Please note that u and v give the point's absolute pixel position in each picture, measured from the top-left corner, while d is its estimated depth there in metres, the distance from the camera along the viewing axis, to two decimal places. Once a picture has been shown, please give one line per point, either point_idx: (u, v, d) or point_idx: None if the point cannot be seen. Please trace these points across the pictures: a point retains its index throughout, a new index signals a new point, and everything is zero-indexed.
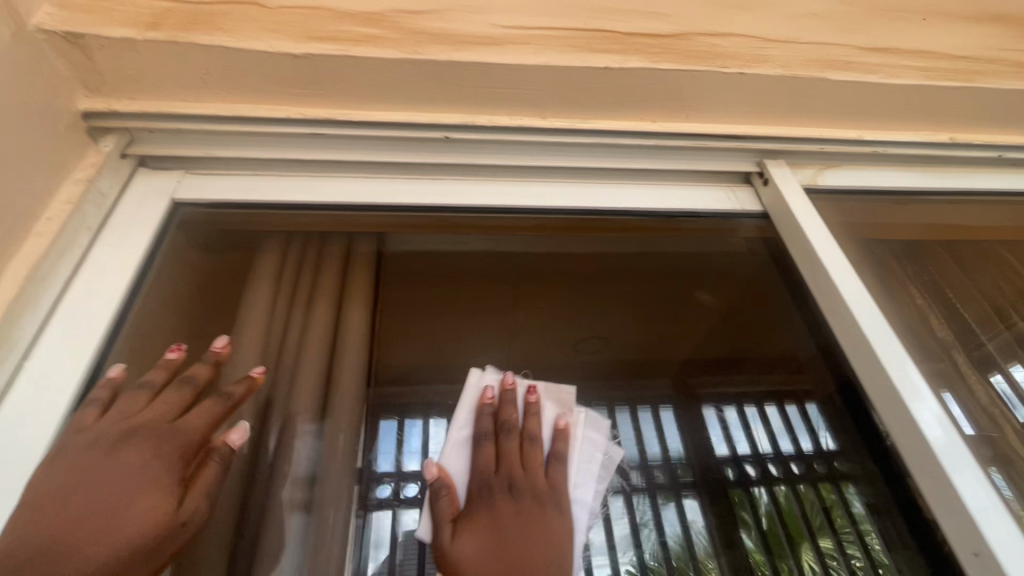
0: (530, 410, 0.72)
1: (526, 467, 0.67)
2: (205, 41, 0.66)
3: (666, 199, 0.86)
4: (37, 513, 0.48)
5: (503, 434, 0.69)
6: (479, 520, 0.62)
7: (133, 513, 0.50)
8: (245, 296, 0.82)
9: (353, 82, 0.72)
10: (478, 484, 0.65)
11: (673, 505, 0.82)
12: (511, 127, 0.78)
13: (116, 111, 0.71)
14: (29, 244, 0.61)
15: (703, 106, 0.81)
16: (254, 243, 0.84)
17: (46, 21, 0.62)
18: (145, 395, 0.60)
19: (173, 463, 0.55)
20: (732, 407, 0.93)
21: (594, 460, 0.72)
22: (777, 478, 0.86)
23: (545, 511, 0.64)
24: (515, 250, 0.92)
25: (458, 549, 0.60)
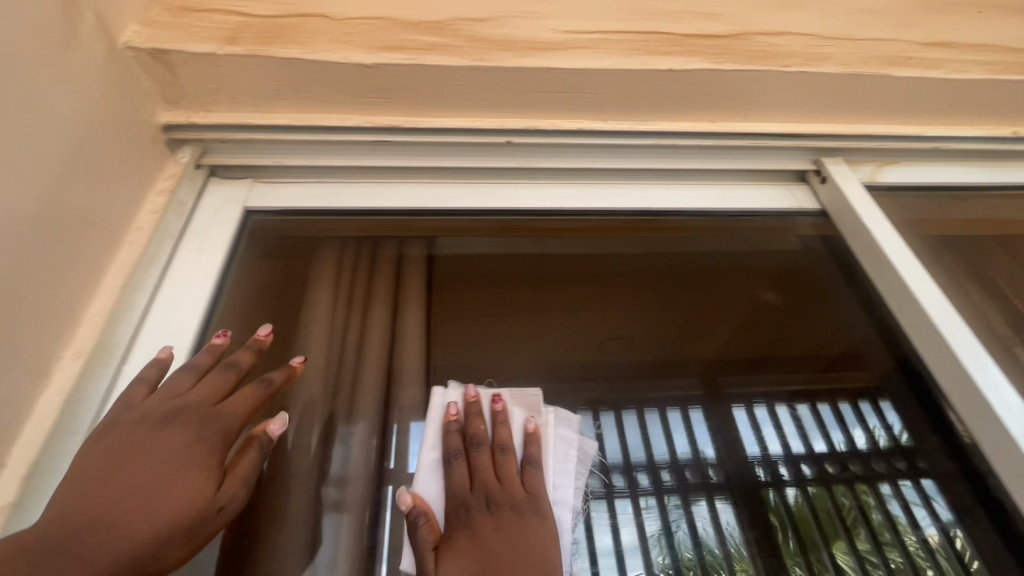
0: (498, 420, 0.65)
1: (500, 479, 0.60)
2: (282, 54, 0.68)
3: (721, 198, 0.87)
4: (86, 485, 0.44)
5: (476, 448, 0.62)
6: (459, 543, 0.54)
7: (172, 497, 0.45)
8: (302, 304, 0.79)
9: (420, 90, 0.74)
10: (455, 504, 0.58)
11: (704, 503, 0.75)
12: (572, 130, 0.79)
13: (195, 123, 0.73)
14: (124, 254, 0.64)
15: (760, 104, 0.81)
16: (312, 249, 0.83)
17: (134, 39, 0.65)
18: (191, 376, 0.55)
19: (217, 448, 0.50)
20: (761, 404, 0.85)
21: (570, 458, 0.67)
22: (812, 478, 0.78)
23: (525, 519, 0.57)
24: (569, 254, 0.91)
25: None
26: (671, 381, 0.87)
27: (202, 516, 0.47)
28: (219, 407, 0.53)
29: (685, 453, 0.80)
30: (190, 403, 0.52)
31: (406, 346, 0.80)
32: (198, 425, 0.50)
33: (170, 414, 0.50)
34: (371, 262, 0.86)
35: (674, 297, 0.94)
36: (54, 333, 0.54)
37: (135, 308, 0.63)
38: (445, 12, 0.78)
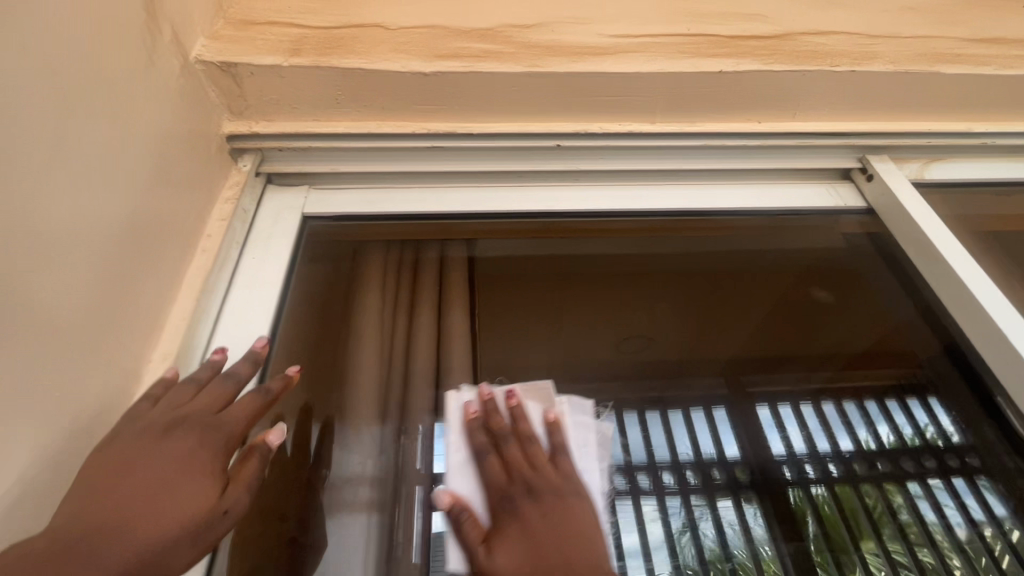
0: (518, 413, 0.63)
1: (534, 467, 0.58)
2: (345, 64, 0.71)
3: (766, 198, 0.87)
4: (88, 491, 0.42)
5: (505, 440, 0.60)
6: (508, 535, 0.52)
7: (173, 500, 0.44)
8: (355, 310, 0.81)
9: (475, 96, 0.76)
10: (496, 497, 0.56)
11: (730, 502, 0.78)
12: (621, 132, 0.80)
13: (257, 133, 0.76)
14: (198, 260, 0.67)
15: (806, 103, 0.82)
16: (359, 253, 0.85)
17: (204, 53, 0.68)
18: (192, 387, 0.54)
19: (218, 454, 0.49)
20: (788, 404, 0.90)
21: (589, 442, 0.66)
22: (838, 478, 0.82)
23: (566, 502, 0.55)
24: (608, 256, 0.91)
25: (494, 567, 0.50)
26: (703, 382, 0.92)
27: (206, 520, 0.45)
28: (221, 414, 0.53)
29: (711, 451, 0.83)
30: (195, 411, 0.51)
31: (455, 349, 0.79)
32: (199, 431, 0.50)
33: (171, 421, 0.49)
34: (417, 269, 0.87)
35: (694, 303, 0.99)
36: (144, 335, 0.57)
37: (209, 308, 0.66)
38: (494, 19, 0.80)
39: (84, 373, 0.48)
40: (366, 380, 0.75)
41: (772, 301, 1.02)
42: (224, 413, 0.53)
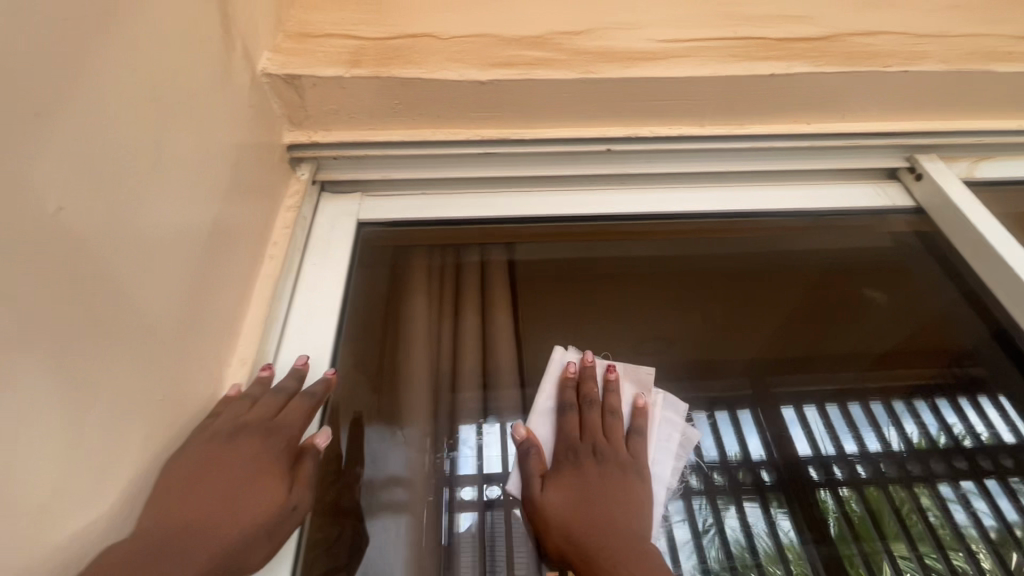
0: (610, 388, 0.69)
1: (608, 436, 0.65)
2: (404, 74, 0.73)
3: (811, 197, 0.88)
4: (170, 498, 0.44)
5: (588, 407, 0.67)
6: (566, 477, 0.61)
7: (250, 501, 0.47)
8: (402, 311, 0.81)
9: (529, 103, 0.77)
10: (564, 446, 0.64)
11: (758, 507, 0.74)
12: (671, 136, 0.81)
13: (316, 142, 0.78)
14: (267, 267, 0.69)
15: (855, 104, 0.83)
16: (402, 258, 0.84)
17: (270, 66, 0.71)
18: (247, 400, 0.55)
19: (281, 457, 0.52)
20: (812, 406, 0.83)
21: (673, 440, 0.71)
22: (868, 479, 0.77)
23: (627, 478, 0.62)
24: (644, 257, 0.90)
25: (547, 501, 0.60)
26: (723, 383, 0.85)
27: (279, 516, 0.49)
28: (276, 419, 0.54)
29: (738, 454, 0.77)
30: (252, 418, 0.53)
31: (500, 347, 0.80)
32: (262, 437, 0.52)
33: (233, 430, 0.51)
34: (456, 275, 0.86)
35: (706, 298, 0.93)
36: (222, 344, 0.58)
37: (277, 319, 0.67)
38: (543, 26, 0.81)
39: (179, 377, 0.50)
40: (415, 385, 0.75)
41: (798, 297, 0.93)
42: (279, 418, 0.55)
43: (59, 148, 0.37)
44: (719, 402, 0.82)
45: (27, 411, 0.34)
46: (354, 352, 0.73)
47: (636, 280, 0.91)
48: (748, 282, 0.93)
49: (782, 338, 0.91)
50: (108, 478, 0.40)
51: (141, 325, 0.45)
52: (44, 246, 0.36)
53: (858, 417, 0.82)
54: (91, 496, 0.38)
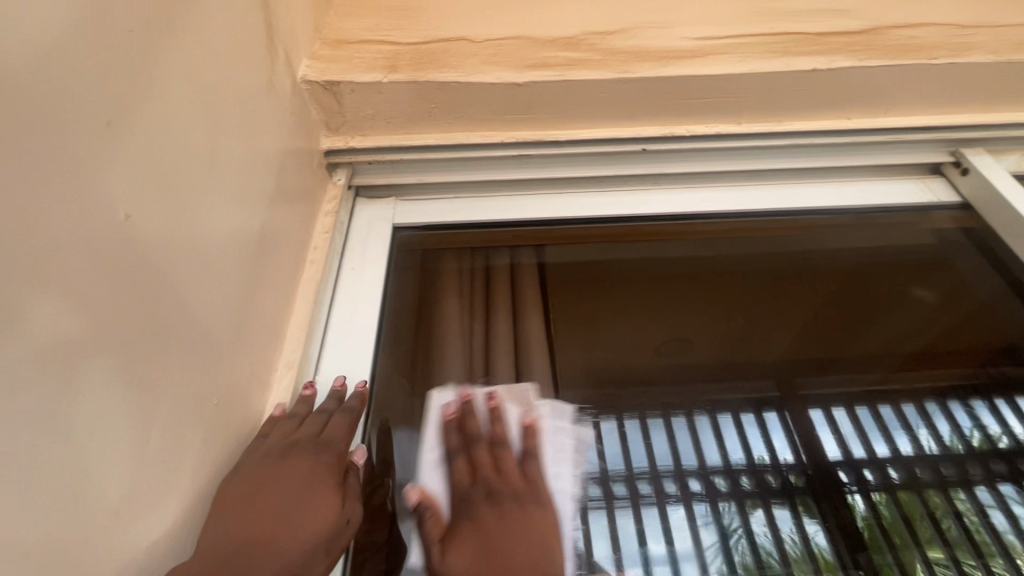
0: (492, 418, 0.63)
1: (500, 470, 0.59)
2: (441, 78, 0.73)
3: (850, 194, 0.87)
4: (230, 517, 0.43)
5: (475, 445, 0.61)
6: (463, 536, 0.53)
7: (308, 513, 0.47)
8: (434, 315, 0.81)
9: (564, 103, 0.77)
10: (457, 499, 0.57)
11: (788, 511, 0.70)
12: (707, 135, 0.81)
13: (352, 147, 0.78)
14: (308, 272, 0.70)
15: (897, 98, 0.81)
16: (433, 262, 0.85)
17: (309, 73, 0.72)
18: (295, 421, 0.55)
19: (332, 471, 0.51)
20: (841, 407, 0.80)
21: (566, 449, 0.68)
22: (901, 483, 0.73)
23: (527, 509, 0.56)
24: (677, 255, 0.89)
25: (450, 570, 0.51)
26: (743, 386, 0.82)
27: (337, 528, 0.48)
28: (323, 434, 0.54)
29: (766, 457, 0.74)
30: (301, 436, 0.53)
31: (532, 352, 0.79)
32: (313, 453, 0.51)
33: (285, 448, 0.50)
34: (487, 276, 0.86)
35: (732, 293, 0.92)
36: (269, 349, 0.59)
37: (318, 323, 0.68)
38: (576, 26, 0.80)
39: (232, 383, 0.50)
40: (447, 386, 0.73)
41: (830, 289, 0.92)
42: (327, 434, 0.54)
43: (123, 158, 0.38)
44: (753, 405, 0.80)
45: (98, 421, 0.34)
46: (393, 353, 0.73)
47: (666, 279, 0.90)
48: (776, 276, 0.91)
49: (812, 332, 0.90)
50: (170, 486, 0.40)
51: (197, 334, 0.45)
52: (115, 251, 0.36)
53: (888, 418, 0.79)
54: (156, 503, 0.39)
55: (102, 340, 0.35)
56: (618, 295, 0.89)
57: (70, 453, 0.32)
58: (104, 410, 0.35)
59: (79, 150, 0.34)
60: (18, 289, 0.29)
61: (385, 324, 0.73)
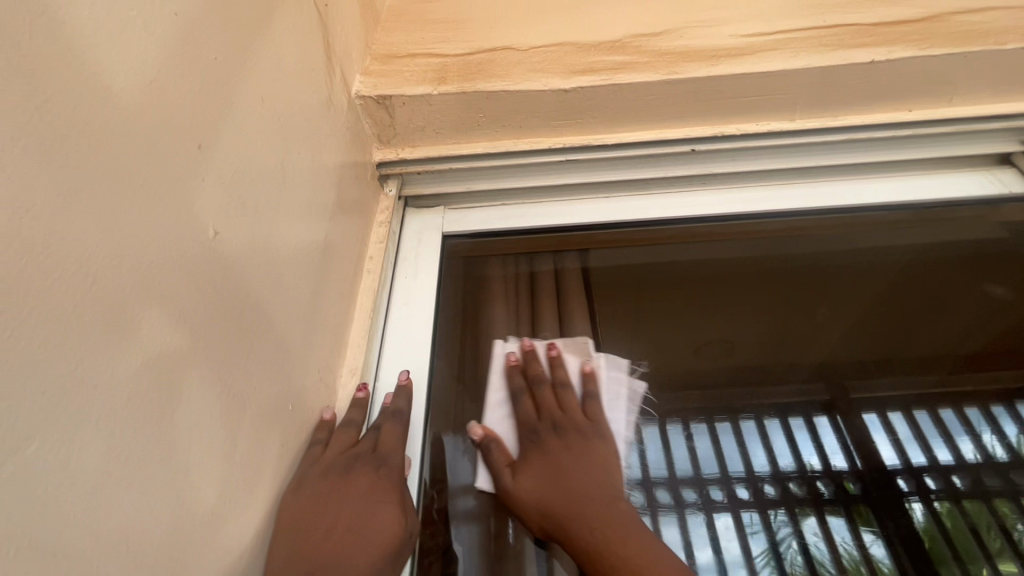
0: (555, 363, 0.72)
1: (562, 408, 0.67)
2: (489, 87, 0.74)
3: (910, 189, 0.84)
4: (298, 534, 0.44)
5: (538, 386, 0.69)
6: (533, 460, 0.62)
7: (377, 525, 0.47)
8: (480, 320, 0.81)
9: (612, 107, 0.77)
10: (525, 430, 0.66)
11: (843, 519, 0.67)
12: (759, 133, 0.79)
13: (403, 158, 0.80)
14: (366, 281, 0.72)
15: (962, 86, 0.77)
16: (481, 270, 0.86)
17: (363, 89, 0.74)
18: (353, 430, 0.55)
19: (392, 486, 0.52)
20: (897, 411, 0.76)
21: (620, 395, 0.73)
22: (966, 491, 0.70)
23: (588, 440, 0.63)
24: (725, 258, 0.89)
25: (520, 487, 0.61)
26: (797, 386, 0.79)
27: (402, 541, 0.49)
28: (379, 449, 0.54)
29: (817, 464, 0.71)
30: (360, 449, 0.53)
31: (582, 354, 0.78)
32: (373, 469, 0.52)
33: (346, 463, 0.50)
34: (532, 280, 0.87)
35: (778, 295, 0.89)
36: (334, 358, 0.61)
37: (377, 327, 0.70)
38: (620, 29, 0.80)
39: (303, 388, 0.52)
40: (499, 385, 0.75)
41: (882, 289, 0.89)
42: (381, 448, 0.54)
43: (211, 179, 0.40)
44: (812, 410, 0.76)
45: (196, 427, 0.36)
46: (451, 357, 0.75)
47: (714, 283, 0.89)
48: (822, 279, 0.89)
49: (862, 330, 0.86)
50: (254, 488, 0.42)
51: (273, 341, 0.47)
52: (202, 265, 0.38)
53: (951, 422, 0.75)
54: (243, 505, 0.41)
55: (197, 351, 0.37)
56: (657, 295, 0.87)
57: (173, 459, 0.34)
58: (197, 417, 0.36)
59: (175, 173, 0.36)
60: (128, 305, 0.31)
61: (441, 327, 0.75)
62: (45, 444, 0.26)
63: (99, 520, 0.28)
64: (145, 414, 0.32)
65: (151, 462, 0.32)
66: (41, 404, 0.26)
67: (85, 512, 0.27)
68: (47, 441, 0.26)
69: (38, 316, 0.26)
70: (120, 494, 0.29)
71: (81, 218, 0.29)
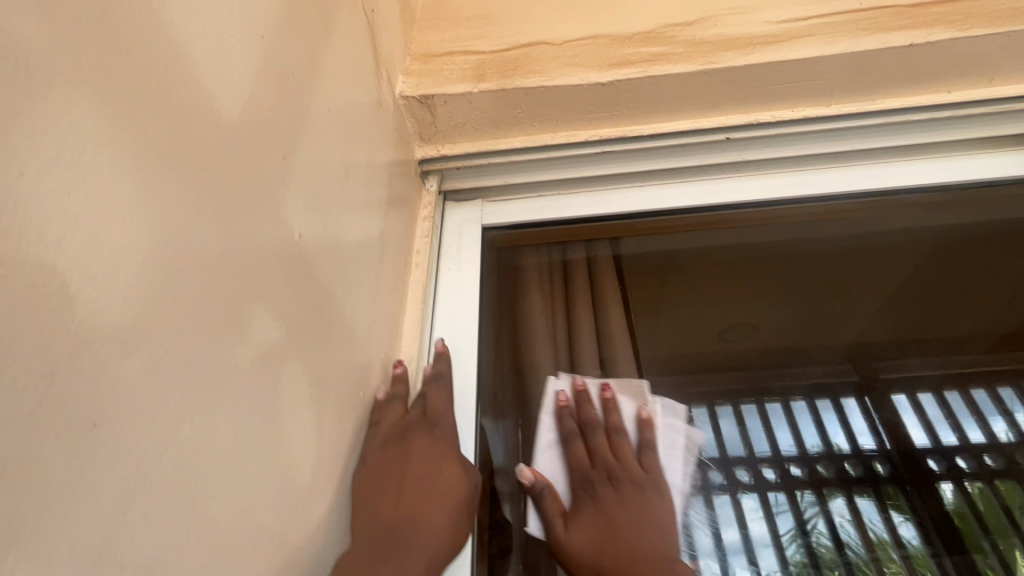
0: (608, 407, 0.68)
1: (618, 458, 0.63)
2: (527, 84, 0.77)
3: (948, 170, 0.84)
4: (380, 504, 0.48)
5: (593, 430, 0.66)
6: (587, 514, 0.60)
7: (443, 485, 0.52)
8: (520, 308, 0.84)
9: (648, 98, 0.79)
10: (578, 479, 0.63)
11: (872, 502, 0.69)
12: (794, 119, 0.80)
13: (444, 155, 0.83)
14: (414, 274, 0.75)
15: (1005, 65, 0.77)
16: (516, 260, 0.88)
17: (405, 89, 0.77)
18: (400, 404, 0.57)
19: (447, 443, 0.56)
20: (925, 391, 0.78)
21: (677, 445, 0.69)
22: (997, 471, 0.72)
23: (645, 495, 0.60)
24: (760, 244, 0.90)
25: (572, 540, 0.59)
26: (820, 366, 0.81)
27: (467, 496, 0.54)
28: (428, 413, 0.57)
29: (846, 445, 0.73)
30: (410, 417, 0.56)
31: (616, 339, 0.82)
32: (427, 431, 0.55)
33: (402, 432, 0.54)
34: (565, 269, 0.90)
35: (810, 279, 0.91)
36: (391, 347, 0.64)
37: (427, 318, 0.73)
38: (653, 20, 0.81)
39: (369, 374, 0.56)
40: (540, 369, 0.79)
41: (913, 266, 0.90)
42: (430, 411, 0.58)
43: (295, 186, 0.43)
44: (844, 389, 0.78)
45: (296, 413, 0.40)
46: (497, 343, 0.78)
47: (744, 270, 0.91)
48: (852, 263, 0.91)
49: (893, 307, 0.89)
50: (333, 471, 0.46)
51: (345, 330, 0.50)
52: (287, 262, 0.41)
53: (983, 401, 0.77)
54: (328, 482, 0.44)
55: (292, 344, 0.40)
56: (683, 280, 0.90)
57: (277, 446, 0.37)
58: (295, 405, 0.40)
59: (266, 178, 0.39)
60: (241, 306, 0.34)
61: (486, 315, 0.79)
62: (194, 427, 0.29)
63: (231, 496, 0.31)
64: (257, 403, 0.35)
65: (262, 449, 0.35)
66: (190, 392, 0.29)
67: (222, 489, 0.30)
68: (196, 422, 0.29)
69: (182, 315, 0.29)
70: (243, 474, 0.32)
71: (206, 226, 0.31)
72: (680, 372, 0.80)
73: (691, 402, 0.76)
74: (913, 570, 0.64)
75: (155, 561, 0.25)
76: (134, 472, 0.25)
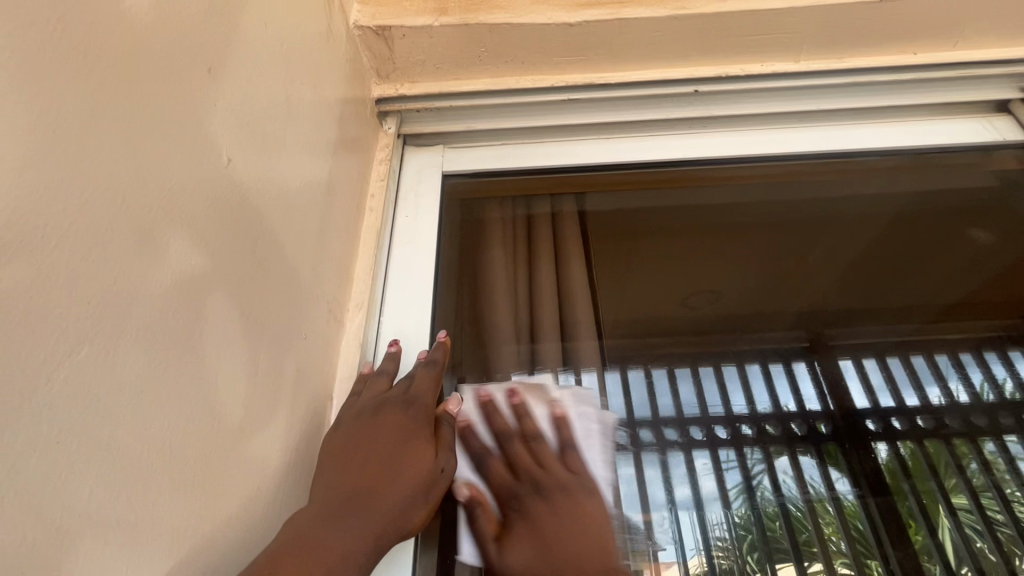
0: (522, 414, 0.62)
1: (541, 464, 0.57)
2: (492, 20, 0.73)
3: (904, 134, 0.85)
4: (337, 468, 0.46)
5: (507, 441, 0.59)
6: (518, 536, 0.53)
7: (405, 465, 0.47)
8: (480, 262, 0.81)
9: (617, 43, 0.76)
10: (505, 495, 0.56)
11: (812, 458, 0.72)
12: (762, 74, 0.79)
13: (402, 94, 0.79)
14: (368, 219, 0.72)
15: (971, 29, 0.77)
16: (477, 212, 0.84)
17: (361, 19, 0.72)
18: (384, 378, 0.57)
19: (423, 425, 0.52)
20: (870, 359, 0.83)
21: (592, 434, 0.66)
22: (928, 431, 0.75)
23: (578, 500, 0.55)
24: (722, 204, 0.90)
25: (509, 566, 0.51)
26: (777, 335, 0.87)
27: (430, 479, 0.48)
28: (411, 392, 0.54)
29: (792, 405, 0.77)
30: (392, 393, 0.54)
31: (577, 297, 0.81)
32: (404, 408, 0.52)
33: (378, 404, 0.52)
34: (528, 225, 0.87)
35: (777, 242, 0.94)
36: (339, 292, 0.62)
37: (380, 266, 0.70)
38: None
39: (315, 317, 0.54)
40: (495, 321, 0.77)
41: (872, 238, 0.94)
42: (413, 390, 0.55)
43: (224, 107, 0.40)
44: (794, 354, 0.84)
45: (227, 351, 0.38)
46: (458, 296, 0.76)
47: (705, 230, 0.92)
48: (818, 228, 0.93)
49: (842, 279, 0.95)
50: (275, 410, 0.44)
51: (287, 272, 0.48)
52: (220, 195, 0.38)
53: (920, 368, 0.82)
54: (267, 424, 0.43)
55: (218, 275, 0.37)
56: (646, 240, 0.90)
57: (204, 379, 0.35)
58: (228, 345, 0.38)
59: (190, 94, 0.36)
60: (155, 226, 0.31)
61: (441, 273, 0.74)
62: (93, 349, 0.26)
63: (145, 425, 0.29)
64: (177, 335, 0.33)
65: (183, 383, 0.33)
66: (87, 312, 0.26)
67: (133, 420, 0.29)
68: (95, 345, 0.27)
69: (77, 225, 0.26)
70: (158, 402, 0.31)
71: (105, 130, 0.28)
72: (637, 334, 0.82)
73: (648, 364, 0.77)
74: (845, 520, 0.67)
75: (43, 484, 0.24)
76: (15, 389, 0.23)
